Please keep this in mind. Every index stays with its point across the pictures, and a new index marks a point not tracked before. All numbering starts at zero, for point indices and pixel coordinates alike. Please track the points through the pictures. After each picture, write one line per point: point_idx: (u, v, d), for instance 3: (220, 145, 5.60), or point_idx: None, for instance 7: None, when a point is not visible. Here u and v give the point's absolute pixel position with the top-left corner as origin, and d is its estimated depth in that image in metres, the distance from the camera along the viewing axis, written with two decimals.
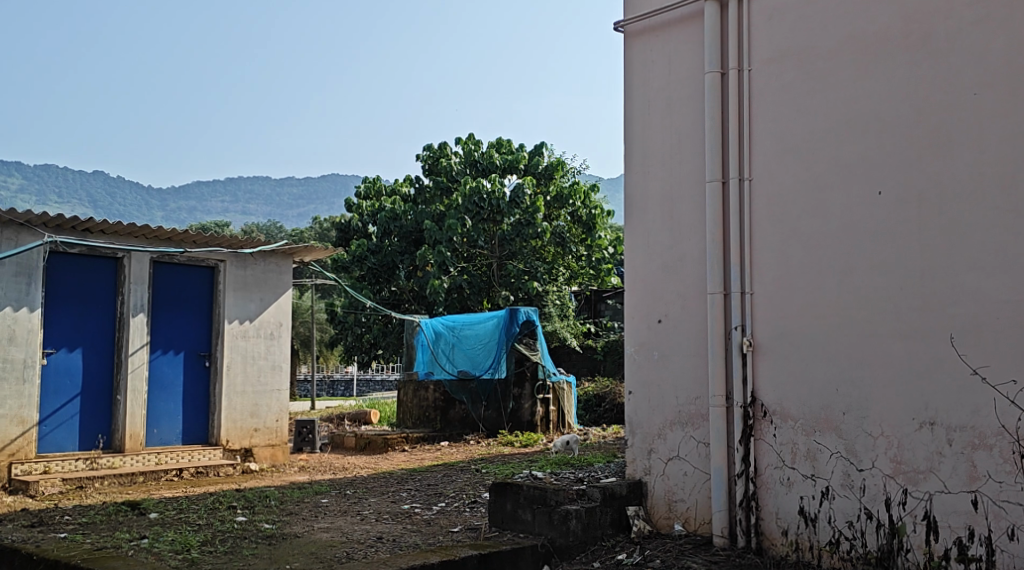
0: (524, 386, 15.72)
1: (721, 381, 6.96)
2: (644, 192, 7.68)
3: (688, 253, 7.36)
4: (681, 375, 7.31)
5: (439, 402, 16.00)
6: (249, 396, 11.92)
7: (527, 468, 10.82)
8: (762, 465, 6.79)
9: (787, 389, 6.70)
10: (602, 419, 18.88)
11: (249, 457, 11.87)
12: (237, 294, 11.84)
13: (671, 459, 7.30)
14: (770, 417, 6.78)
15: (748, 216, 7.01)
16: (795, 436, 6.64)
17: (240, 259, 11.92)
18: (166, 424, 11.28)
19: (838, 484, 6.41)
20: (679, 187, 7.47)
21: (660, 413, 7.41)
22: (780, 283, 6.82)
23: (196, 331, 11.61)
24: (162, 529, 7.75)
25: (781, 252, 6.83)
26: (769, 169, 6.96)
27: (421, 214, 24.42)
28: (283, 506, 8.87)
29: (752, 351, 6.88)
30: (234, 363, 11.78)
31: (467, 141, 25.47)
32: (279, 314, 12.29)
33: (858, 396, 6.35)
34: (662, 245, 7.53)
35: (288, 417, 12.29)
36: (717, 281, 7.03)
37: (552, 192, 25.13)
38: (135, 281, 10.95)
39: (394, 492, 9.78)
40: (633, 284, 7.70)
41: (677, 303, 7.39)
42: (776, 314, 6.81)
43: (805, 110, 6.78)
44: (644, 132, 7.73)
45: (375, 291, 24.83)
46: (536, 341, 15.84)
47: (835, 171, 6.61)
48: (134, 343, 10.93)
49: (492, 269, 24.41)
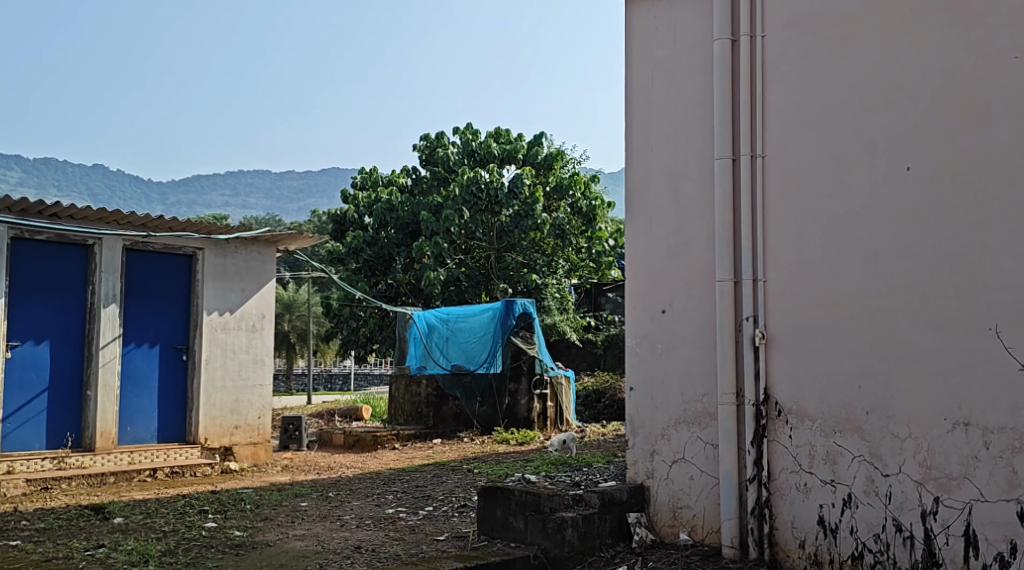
0: (521, 381, 15.10)
1: (731, 378, 6.36)
2: (646, 172, 7.07)
3: (694, 237, 6.74)
4: (686, 371, 6.70)
5: (432, 398, 15.17)
6: (230, 391, 11.33)
7: (523, 468, 10.21)
8: (776, 469, 6.18)
9: (804, 386, 6.10)
10: (602, 415, 18.24)
11: (229, 456, 11.26)
12: (216, 284, 11.23)
13: (677, 462, 6.69)
14: (785, 416, 6.17)
15: (761, 196, 6.40)
16: (813, 438, 6.03)
17: (220, 247, 11.30)
18: (141, 421, 10.67)
19: (861, 491, 5.80)
20: (684, 166, 6.86)
21: (664, 411, 6.80)
22: (796, 270, 6.20)
23: (173, 323, 11.00)
24: (122, 536, 7.13)
25: (797, 236, 6.22)
26: (785, 145, 6.34)
27: (419, 205, 23.86)
28: (259, 511, 8.25)
29: (766, 344, 6.27)
30: (214, 357, 11.20)
31: (465, 131, 24.82)
32: (263, 306, 11.68)
33: (884, 395, 5.73)
34: (665, 229, 6.93)
35: (271, 413, 11.69)
36: (726, 268, 6.42)
37: (551, 183, 24.52)
38: (107, 270, 10.34)
39: (379, 494, 9.15)
40: (634, 271, 7.10)
41: (682, 292, 6.78)
42: (792, 304, 6.19)
43: (823, 80, 6.16)
44: (645, 108, 7.12)
45: (371, 284, 24.14)
46: (533, 334, 15.21)
47: (858, 146, 5.99)
48: (106, 336, 10.31)
49: (490, 262, 23.72)
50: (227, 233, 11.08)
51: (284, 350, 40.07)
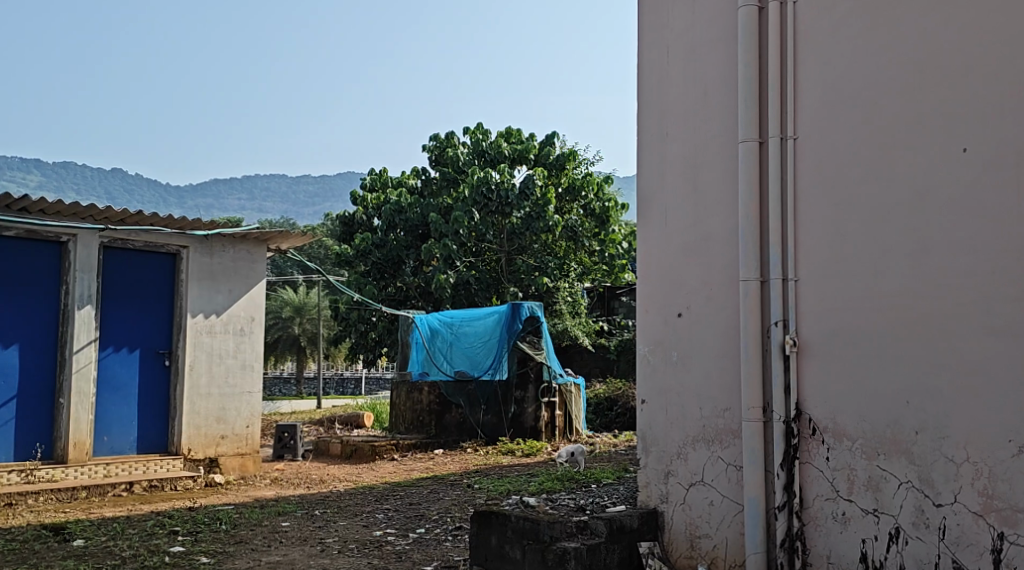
0: (527, 389, 14.35)
1: (757, 391, 5.60)
2: (661, 159, 6.38)
3: (714, 231, 5.98)
4: (705, 382, 5.93)
5: (434, 406, 14.41)
6: (216, 399, 10.61)
7: (527, 484, 9.43)
8: (810, 496, 5.42)
9: (841, 400, 5.32)
10: (614, 424, 17.35)
11: (214, 468, 10.54)
12: (201, 285, 10.52)
13: (694, 485, 5.92)
14: (820, 435, 5.39)
15: (793, 184, 5.63)
16: (853, 461, 5.25)
17: (206, 245, 10.58)
18: (119, 431, 9.96)
19: (909, 523, 5.01)
20: (702, 151, 6.11)
21: (680, 427, 6.05)
22: (832, 268, 5.42)
23: (155, 326, 10.30)
24: (76, 563, 6.41)
25: (834, 228, 5.43)
26: (819, 125, 5.54)
27: (427, 206, 23.13)
28: (234, 533, 7.52)
29: (797, 353, 5.51)
30: (199, 363, 10.49)
31: (475, 131, 24.12)
32: (252, 308, 10.98)
33: (936, 411, 4.93)
34: (682, 222, 6.20)
35: (260, 422, 10.97)
36: (751, 266, 5.67)
37: (563, 184, 23.83)
38: (82, 269, 9.62)
39: (369, 513, 8.41)
40: (648, 271, 6.40)
41: (701, 292, 6.01)
42: (828, 307, 5.41)
43: (863, 51, 5.35)
44: (660, 90, 6.43)
45: (380, 287, 23.38)
46: (540, 340, 14.47)
47: (904, 125, 5.17)
48: (81, 339, 9.61)
49: (501, 265, 22.98)
50: (206, 228, 10.25)
51: (294, 353, 39.36)
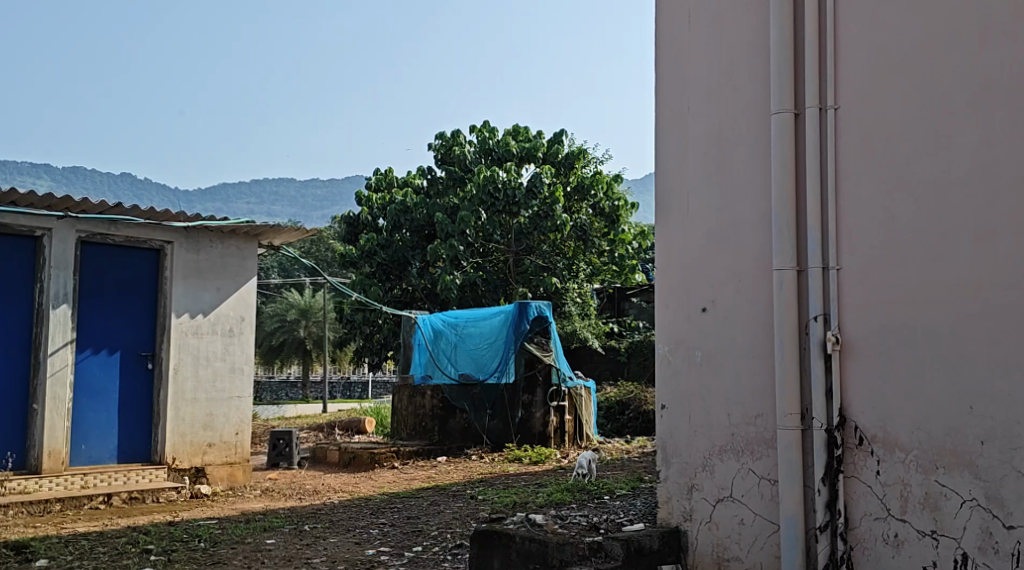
0: (535, 393, 13.57)
1: (795, 395, 4.91)
2: (682, 136, 5.70)
3: (743, 215, 5.29)
4: (734, 385, 5.24)
5: (437, 411, 13.81)
6: (202, 404, 9.97)
7: (534, 495, 8.72)
8: (857, 515, 4.73)
9: (893, 406, 4.63)
10: (626, 429, 16.63)
11: (200, 478, 9.89)
12: (186, 283, 9.88)
13: (722, 501, 5.24)
14: (868, 445, 4.71)
15: (833, 159, 4.93)
16: (908, 475, 4.56)
17: (192, 241, 9.94)
18: (98, 439, 9.33)
19: (975, 548, 4.30)
20: (728, 125, 5.42)
21: (705, 436, 5.37)
22: (881, 254, 4.71)
23: (137, 327, 9.66)
24: None
25: (883, 209, 4.73)
26: (865, 92, 4.82)
27: (433, 206, 22.32)
28: (213, 552, 6.87)
29: (840, 351, 4.81)
30: (184, 365, 9.85)
31: (481, 129, 23.43)
32: (242, 308, 10.34)
33: (1006, 419, 4.21)
34: (705, 206, 5.51)
35: (250, 429, 10.31)
36: (787, 253, 4.99)
37: (572, 182, 23.09)
38: (57, 266, 9.00)
39: (362, 528, 7.73)
40: (667, 261, 5.73)
41: (728, 284, 5.33)
42: (876, 299, 4.71)
43: (916, 4, 4.62)
44: (680, 58, 5.74)
45: (385, 289, 22.72)
46: (548, 341, 13.82)
47: (965, 88, 4.45)
48: (56, 341, 8.98)
49: (508, 266, 22.16)
50: (185, 220, 9.54)
51: (299, 357, 38.70)
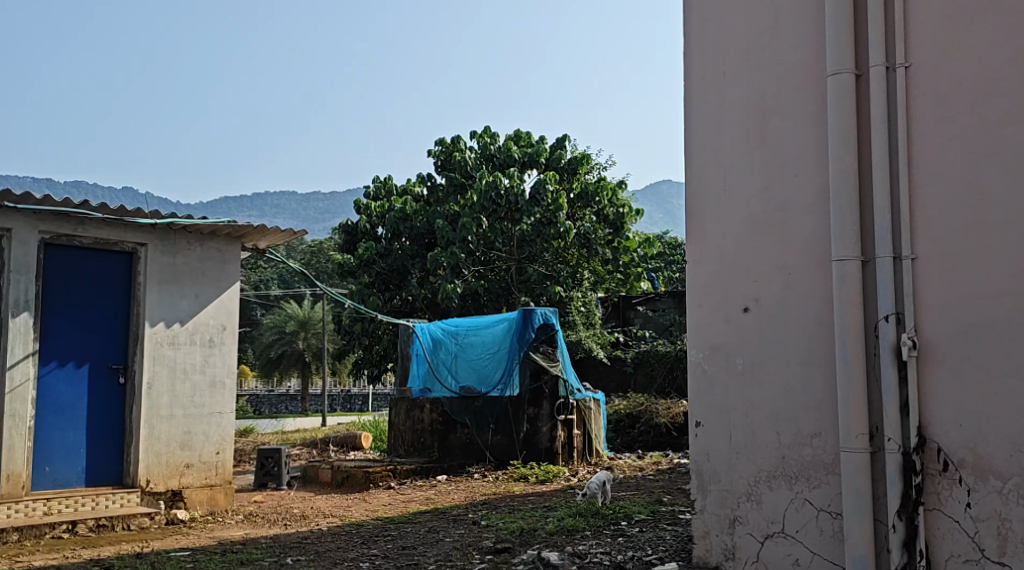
0: (542, 406, 12.71)
1: (861, 410, 4.07)
2: (716, 108, 4.86)
3: (794, 197, 4.47)
4: (784, 399, 4.41)
5: (437, 426, 12.80)
6: (180, 421, 9.14)
7: (544, 520, 7.86)
8: (940, 557, 3.89)
9: (985, 424, 3.80)
10: (636, 443, 15.75)
11: (177, 502, 9.04)
12: (162, 288, 9.06)
13: (771, 538, 4.41)
14: (954, 471, 3.88)
15: (904, 127, 4.10)
16: (1005, 508, 3.73)
17: (169, 243, 9.12)
18: (63, 461, 8.45)
19: None
20: (773, 92, 4.58)
21: (750, 459, 4.53)
22: (967, 240, 3.90)
23: (108, 337, 8.82)
24: None
25: (968, 185, 3.91)
26: (945, 46, 4.00)
27: (433, 215, 21.57)
28: None
29: (917, 357, 3.98)
30: (158, 379, 9.01)
31: (482, 134, 22.61)
32: (223, 316, 9.53)
33: None
34: (745, 187, 4.68)
35: (231, 447, 9.49)
36: (849, 240, 4.15)
37: (575, 189, 22.23)
38: (18, 270, 8.13)
39: (351, 562, 6.87)
40: (699, 252, 4.88)
41: (775, 279, 4.50)
42: (962, 293, 3.89)
43: None
44: (714, 17, 4.89)
45: (384, 299, 21.86)
46: (555, 350, 12.92)
47: None
48: (15, 353, 8.10)
49: (510, 274, 21.34)
50: (153, 217, 8.69)
51: (298, 369, 37.64)
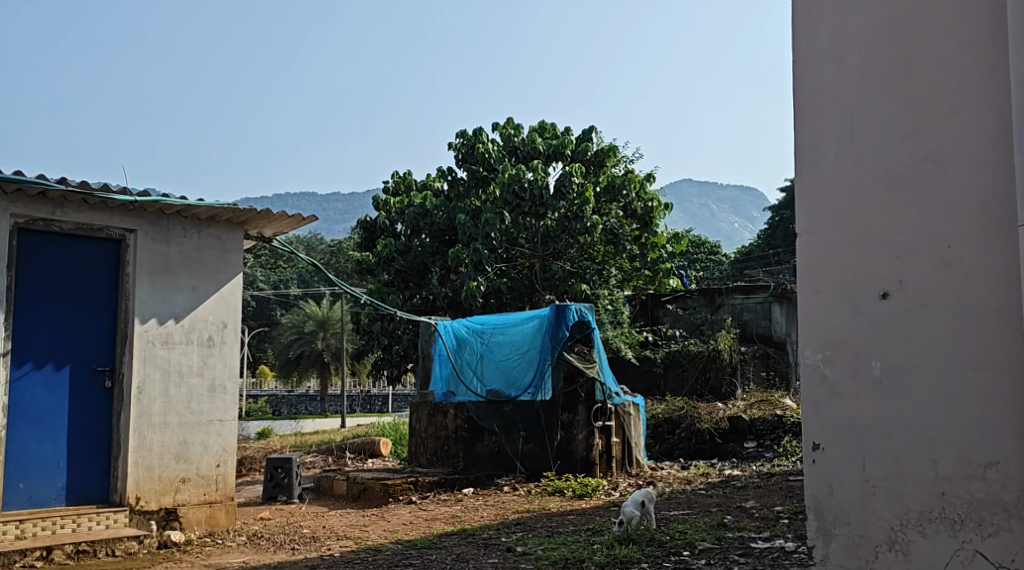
0: (577, 411, 11.49)
1: None
2: (841, 57, 4.48)
3: (950, 150, 4.11)
4: (941, 413, 4.04)
5: (462, 433, 11.85)
6: (174, 431, 8.05)
7: (590, 549, 6.73)
8: None
9: None
10: (676, 451, 14.62)
11: (172, 522, 7.95)
12: (153, 280, 7.99)
13: None
14: None
15: None
16: None
17: (162, 230, 8.07)
18: (40, 476, 7.40)
19: None
20: (919, 35, 4.22)
21: (895, 500, 4.15)
22: None
23: (91, 335, 7.74)
24: None
25: None
26: None
27: (455, 209, 20.43)
28: None
29: None
30: (150, 383, 7.92)
31: (506, 125, 21.32)
32: (223, 312, 8.43)
33: None
34: (884, 143, 4.30)
35: (234, 459, 8.39)
36: None
37: (602, 182, 20.89)
38: None
39: None
40: (820, 225, 4.49)
41: (928, 250, 4.12)
42: None
43: None
44: None
45: (405, 297, 20.79)
46: (592, 351, 11.69)
47: None
48: None
49: (534, 271, 20.36)
50: (133, 195, 7.57)
51: (317, 370, 36.45)
